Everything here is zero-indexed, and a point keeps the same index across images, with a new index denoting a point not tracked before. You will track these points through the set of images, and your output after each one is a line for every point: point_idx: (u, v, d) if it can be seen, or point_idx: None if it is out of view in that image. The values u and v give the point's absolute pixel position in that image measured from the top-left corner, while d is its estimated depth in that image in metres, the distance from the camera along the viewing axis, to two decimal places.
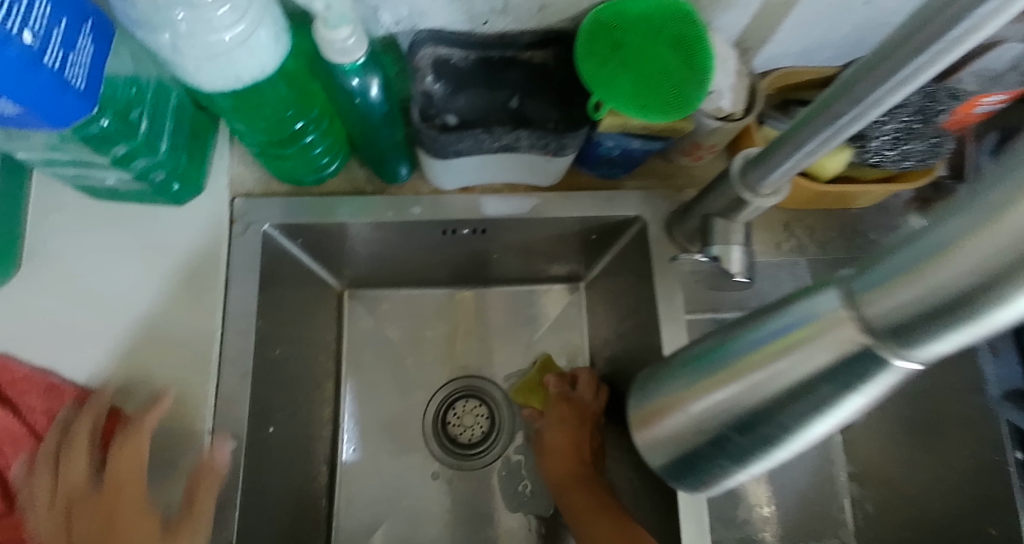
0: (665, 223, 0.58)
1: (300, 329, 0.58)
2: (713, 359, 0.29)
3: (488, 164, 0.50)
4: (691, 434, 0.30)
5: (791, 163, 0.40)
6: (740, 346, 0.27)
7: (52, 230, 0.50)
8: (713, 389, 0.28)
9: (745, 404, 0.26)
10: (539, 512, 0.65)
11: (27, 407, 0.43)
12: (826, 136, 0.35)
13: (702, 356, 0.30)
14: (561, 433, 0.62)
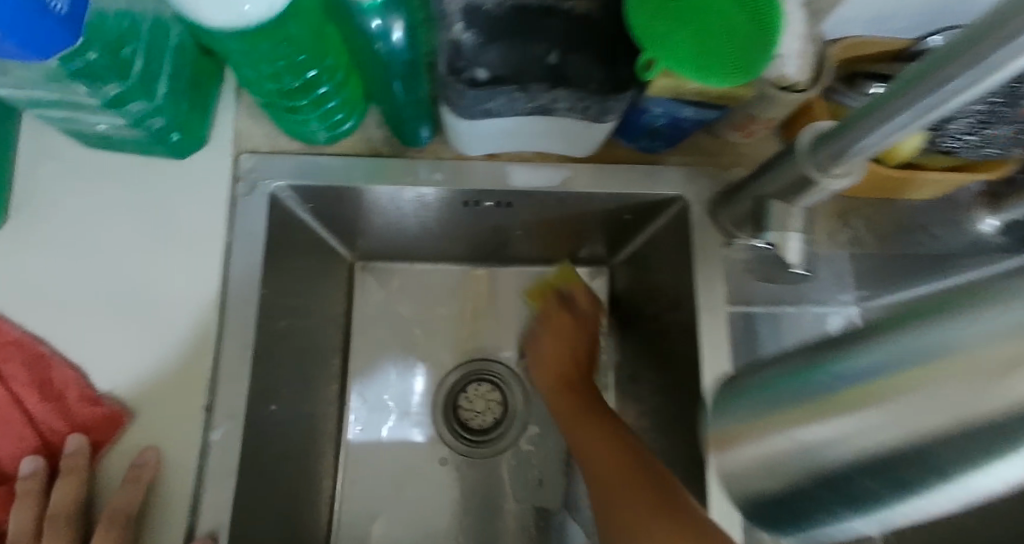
0: (709, 205, 0.53)
1: (307, 301, 0.54)
2: (787, 392, 0.18)
3: (520, 128, 0.45)
4: (760, 485, 0.18)
5: (867, 142, 0.34)
6: (850, 371, 0.17)
7: (44, 183, 0.46)
8: (831, 416, 0.16)
9: (894, 444, 0.15)
10: (550, 506, 0.61)
11: (10, 375, 0.40)
12: (916, 115, 0.29)
13: (760, 387, 0.19)
14: (556, 339, 0.59)
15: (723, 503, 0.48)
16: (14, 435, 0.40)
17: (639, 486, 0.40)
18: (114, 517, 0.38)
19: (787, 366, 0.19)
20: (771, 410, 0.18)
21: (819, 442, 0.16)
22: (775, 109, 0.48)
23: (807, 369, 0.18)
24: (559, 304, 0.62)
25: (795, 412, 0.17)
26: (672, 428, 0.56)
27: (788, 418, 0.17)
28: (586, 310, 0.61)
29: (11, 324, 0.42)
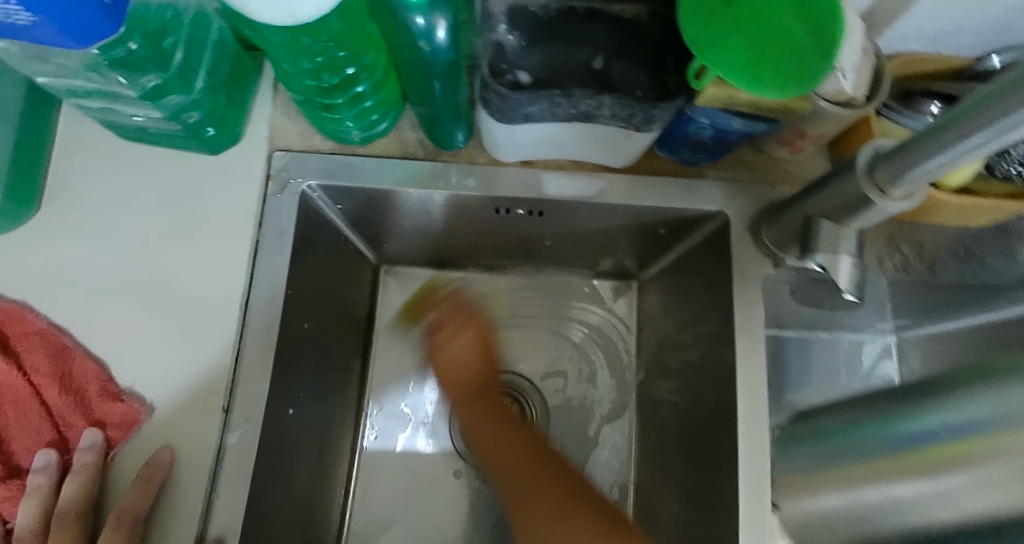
0: (751, 223, 0.51)
1: (331, 303, 0.53)
2: (849, 437, 0.34)
3: (560, 135, 0.43)
4: None
5: (934, 166, 0.32)
6: (925, 431, 0.27)
7: (77, 173, 0.46)
8: None
9: None
10: None
11: (32, 366, 0.40)
12: (985, 137, 0.27)
13: (822, 436, 0.37)
14: (456, 346, 0.57)
15: (756, 537, 0.45)
16: (31, 428, 0.39)
17: (562, 487, 0.43)
18: (122, 516, 0.37)
19: (846, 414, 0.36)
20: (861, 463, 0.32)
21: (919, 510, 0.28)
22: (827, 125, 0.46)
23: (892, 417, 0.31)
24: (438, 312, 0.61)
25: (877, 467, 0.31)
26: (700, 453, 0.53)
27: (871, 469, 0.31)
28: (450, 316, 0.60)
29: (35, 315, 0.42)
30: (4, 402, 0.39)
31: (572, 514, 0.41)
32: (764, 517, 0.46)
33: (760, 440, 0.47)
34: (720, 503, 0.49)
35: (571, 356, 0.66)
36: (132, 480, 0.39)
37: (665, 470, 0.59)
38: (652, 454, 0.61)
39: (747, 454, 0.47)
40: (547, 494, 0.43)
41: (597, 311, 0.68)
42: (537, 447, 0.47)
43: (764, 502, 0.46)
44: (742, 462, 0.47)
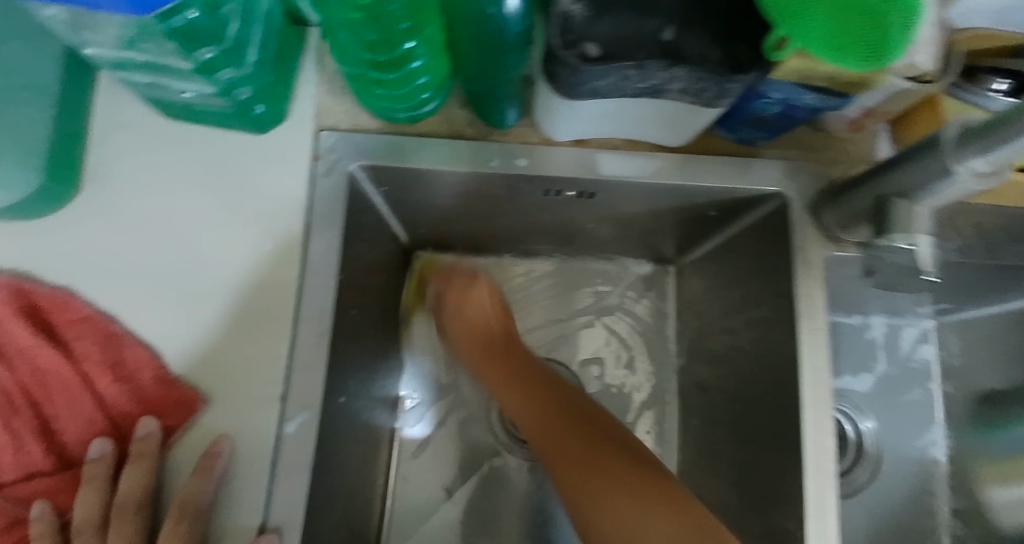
0: (811, 205, 0.50)
1: (374, 290, 0.52)
2: None
3: (623, 111, 0.42)
4: None
5: (1016, 142, 0.30)
6: None
7: (118, 153, 0.44)
8: None
9: None
10: None
11: (82, 354, 0.38)
12: None
13: None
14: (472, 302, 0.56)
15: (819, 525, 0.44)
16: (82, 418, 0.38)
17: (611, 464, 0.40)
18: (185, 506, 0.36)
19: None
20: None
21: None
22: (896, 101, 0.44)
23: None
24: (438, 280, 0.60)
25: None
26: (756, 440, 0.52)
27: None
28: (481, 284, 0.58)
29: (82, 301, 0.40)
30: (52, 391, 0.38)
31: (619, 478, 0.39)
32: (826, 503, 0.44)
33: (821, 426, 0.46)
34: (780, 491, 0.48)
35: (611, 343, 0.64)
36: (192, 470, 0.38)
37: (711, 458, 0.58)
38: (696, 441, 0.60)
39: (811, 437, 0.46)
40: (604, 473, 0.40)
41: (637, 296, 0.66)
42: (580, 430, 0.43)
43: (828, 486, 0.45)
44: (807, 442, 0.46)
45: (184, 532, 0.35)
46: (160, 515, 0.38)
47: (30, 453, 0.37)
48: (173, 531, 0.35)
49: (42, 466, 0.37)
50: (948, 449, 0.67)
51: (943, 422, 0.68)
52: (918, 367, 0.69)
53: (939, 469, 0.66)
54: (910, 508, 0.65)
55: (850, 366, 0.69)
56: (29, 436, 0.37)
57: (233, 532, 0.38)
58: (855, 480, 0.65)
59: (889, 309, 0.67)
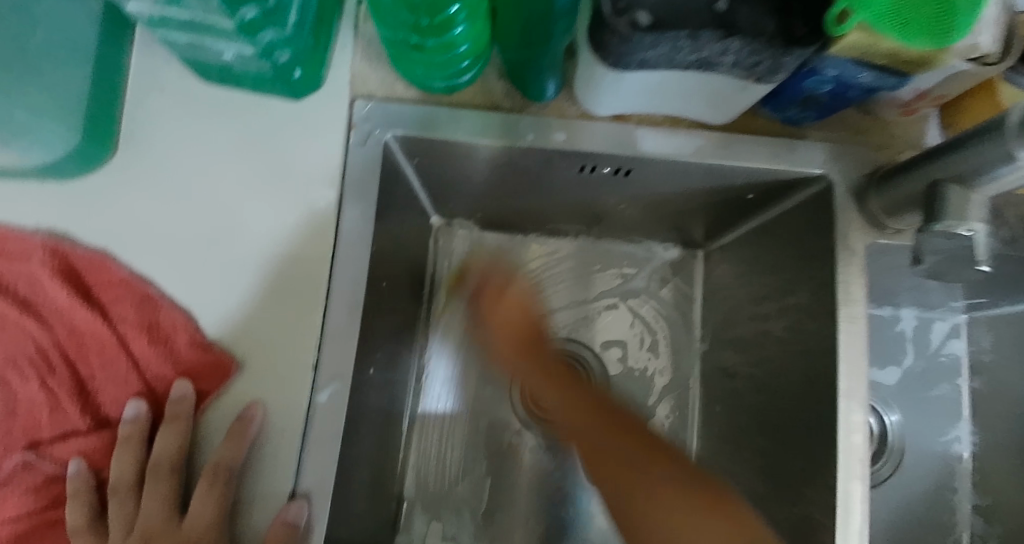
0: (854, 189, 0.48)
1: (402, 264, 0.51)
2: None
3: (670, 85, 0.40)
4: None
5: None
6: None
7: (154, 115, 0.43)
8: None
9: None
10: None
11: (118, 316, 0.39)
12: None
13: None
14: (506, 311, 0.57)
15: (844, 515, 0.43)
16: (118, 379, 0.38)
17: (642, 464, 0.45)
18: (218, 469, 0.36)
19: None
20: None
21: None
22: (952, 86, 0.42)
23: None
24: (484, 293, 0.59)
25: None
26: (784, 429, 0.51)
27: None
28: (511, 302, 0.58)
29: (118, 263, 0.40)
30: (88, 353, 0.38)
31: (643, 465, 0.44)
32: (853, 495, 0.44)
33: (852, 418, 0.45)
34: (809, 481, 0.47)
35: (637, 326, 0.63)
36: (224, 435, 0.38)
37: (734, 445, 0.57)
38: (718, 427, 0.59)
39: (841, 435, 0.45)
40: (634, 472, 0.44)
41: (664, 280, 0.65)
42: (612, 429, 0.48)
43: (855, 479, 0.44)
44: (839, 437, 0.45)
45: (217, 494, 0.36)
46: (193, 476, 0.39)
47: (67, 412, 0.37)
48: (207, 492, 0.36)
49: (78, 425, 0.37)
50: (972, 446, 0.65)
51: (968, 419, 0.66)
52: (946, 362, 0.68)
53: (962, 465, 0.65)
54: (931, 503, 0.64)
55: (877, 358, 0.67)
56: (65, 396, 0.37)
57: (263, 497, 0.38)
58: (878, 473, 0.65)
59: (919, 302, 0.66)
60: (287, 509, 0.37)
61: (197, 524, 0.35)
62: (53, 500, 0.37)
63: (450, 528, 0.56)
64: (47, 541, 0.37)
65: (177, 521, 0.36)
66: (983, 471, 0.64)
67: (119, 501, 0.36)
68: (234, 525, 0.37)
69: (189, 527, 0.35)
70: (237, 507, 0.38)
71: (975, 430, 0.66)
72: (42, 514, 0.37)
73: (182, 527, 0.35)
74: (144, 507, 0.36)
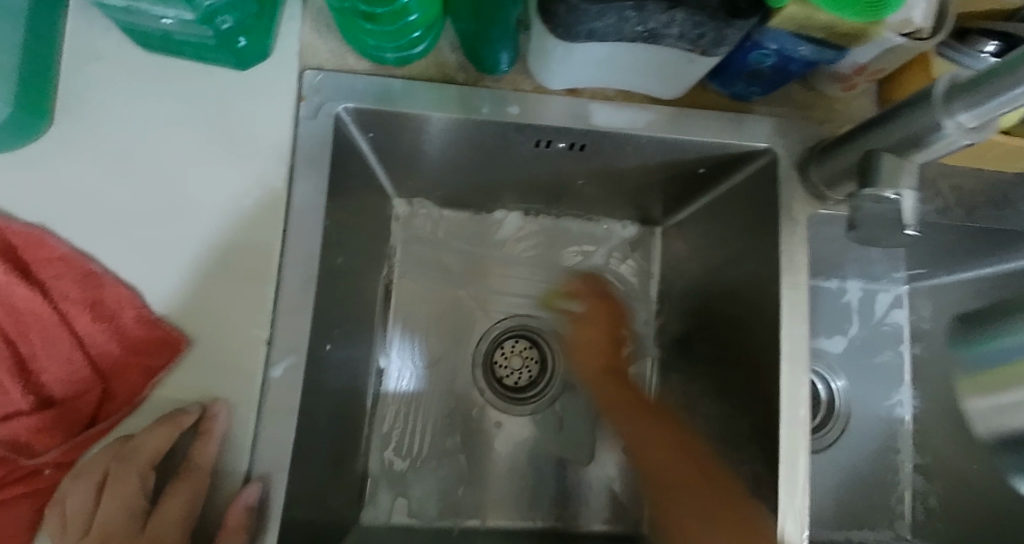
0: (798, 162, 0.50)
1: (359, 240, 0.51)
2: None
3: (619, 56, 0.41)
4: None
5: (1009, 97, 0.30)
6: None
7: (93, 85, 0.42)
8: None
9: None
10: (578, 458, 0.61)
11: (60, 293, 0.37)
12: None
13: None
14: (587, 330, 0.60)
15: (791, 475, 0.46)
16: (63, 359, 0.37)
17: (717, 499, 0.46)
18: (188, 466, 0.36)
19: None
20: None
21: None
22: (888, 60, 0.43)
23: None
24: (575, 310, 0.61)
25: None
26: (732, 393, 0.54)
27: None
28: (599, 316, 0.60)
29: (58, 239, 0.39)
30: (26, 331, 0.37)
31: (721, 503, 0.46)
32: (797, 454, 0.46)
33: (798, 384, 0.47)
34: (756, 442, 0.50)
35: None
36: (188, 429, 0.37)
37: (689, 411, 0.59)
38: (676, 396, 0.61)
39: (789, 400, 0.47)
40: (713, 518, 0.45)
41: (622, 258, 0.67)
42: (680, 450, 0.50)
43: (801, 440, 0.46)
44: (783, 403, 0.47)
45: (184, 484, 0.36)
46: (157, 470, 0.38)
47: (8, 392, 0.35)
48: (175, 489, 0.35)
49: (21, 406, 0.35)
50: (912, 410, 0.69)
51: (909, 385, 0.70)
52: (889, 330, 0.71)
53: (902, 427, 0.69)
54: (875, 464, 0.68)
55: (825, 328, 0.71)
56: (5, 374, 0.35)
57: (222, 475, 0.38)
58: (826, 437, 0.68)
59: (864, 274, 0.69)
60: (245, 492, 0.36)
61: (170, 522, 0.35)
62: None
63: (415, 502, 0.57)
64: None
65: (139, 524, 0.35)
66: (923, 432, 0.68)
67: (80, 491, 0.35)
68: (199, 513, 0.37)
69: (157, 526, 0.34)
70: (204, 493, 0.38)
71: (916, 393, 0.70)
72: None
73: (145, 532, 0.34)
74: (108, 501, 0.35)
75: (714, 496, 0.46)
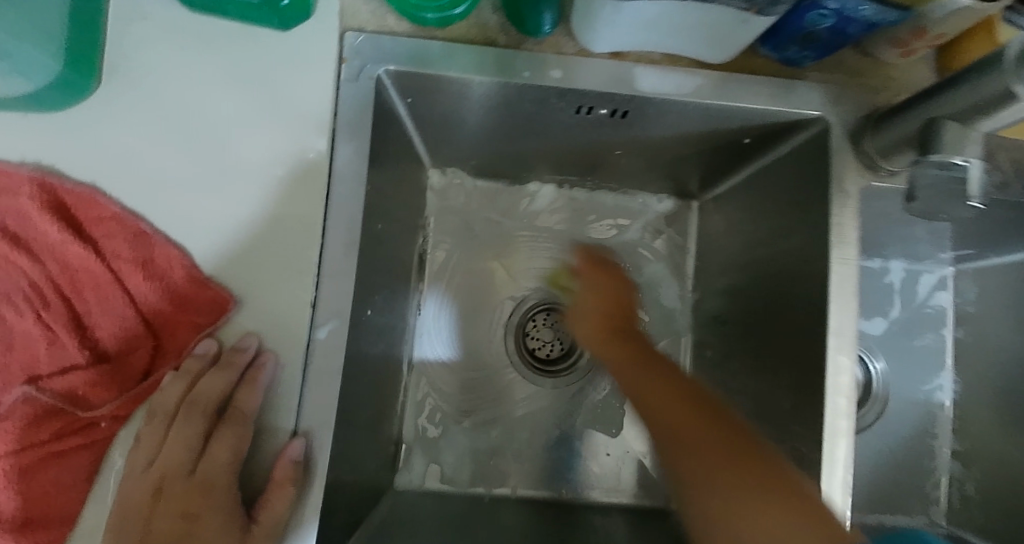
0: (851, 131, 0.48)
1: (396, 208, 0.51)
2: None
3: (669, 16, 0.39)
4: None
5: None
6: None
7: (136, 46, 0.42)
8: None
9: None
10: (608, 431, 0.61)
11: (112, 252, 0.38)
12: None
13: None
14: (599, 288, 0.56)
15: (831, 451, 0.45)
16: (114, 314, 0.38)
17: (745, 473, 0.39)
18: (234, 412, 0.38)
19: None
20: None
21: None
22: (952, 24, 0.40)
23: None
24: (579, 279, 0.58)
25: None
26: (771, 370, 0.53)
27: None
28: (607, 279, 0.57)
29: (108, 199, 0.39)
30: (81, 287, 0.38)
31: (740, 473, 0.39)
32: (839, 430, 0.45)
33: (840, 360, 0.46)
34: (796, 419, 0.49)
35: (630, 274, 0.64)
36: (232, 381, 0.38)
37: (724, 388, 0.59)
38: (710, 372, 0.61)
39: (830, 377, 0.46)
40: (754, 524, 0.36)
41: (657, 232, 0.65)
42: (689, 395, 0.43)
43: (844, 415, 0.45)
44: (827, 376, 0.46)
45: (232, 435, 0.37)
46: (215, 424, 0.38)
47: (65, 347, 0.36)
48: (222, 438, 0.37)
49: (77, 359, 0.36)
50: (954, 394, 0.67)
51: (950, 369, 0.68)
52: (932, 313, 0.69)
53: (943, 412, 0.67)
54: (912, 448, 0.66)
55: (866, 309, 0.68)
56: (62, 328, 0.36)
57: (269, 430, 0.39)
58: (864, 418, 0.66)
59: (908, 253, 0.67)
60: (290, 446, 0.38)
61: (218, 466, 0.36)
62: (56, 432, 0.36)
63: (447, 469, 0.58)
64: (52, 474, 0.35)
65: (190, 465, 0.37)
66: (963, 418, 0.66)
67: (154, 425, 0.37)
68: (247, 463, 0.39)
69: (207, 471, 0.36)
70: (252, 447, 0.39)
71: (957, 378, 0.67)
72: (41, 447, 0.35)
73: (196, 472, 0.37)
74: (168, 446, 0.36)
75: (740, 475, 0.38)
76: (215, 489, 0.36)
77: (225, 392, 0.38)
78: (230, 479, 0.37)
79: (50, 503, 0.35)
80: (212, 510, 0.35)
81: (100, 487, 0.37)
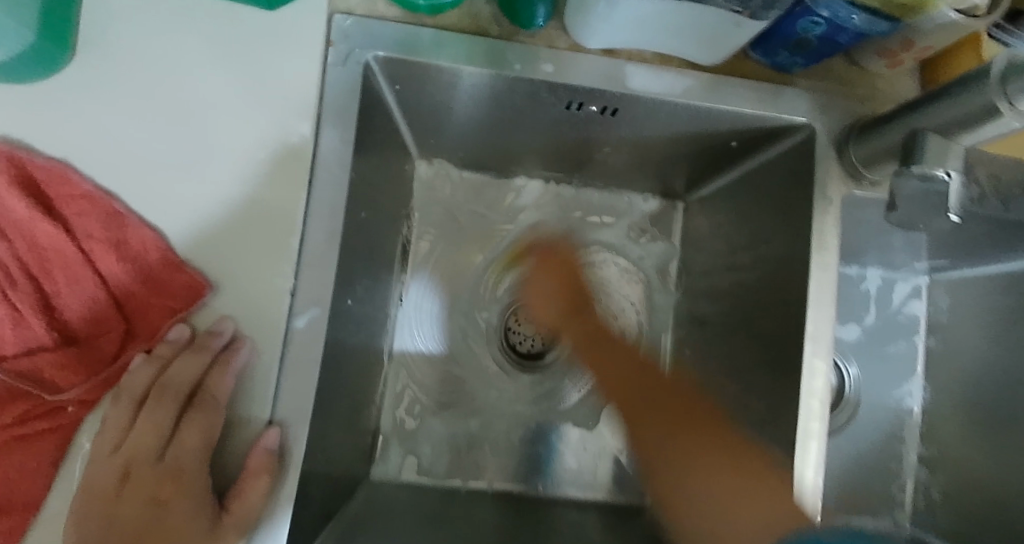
0: (836, 139, 0.49)
1: (381, 197, 0.50)
2: None
3: (661, 16, 0.39)
4: None
5: None
6: None
7: (115, 18, 0.41)
8: None
9: None
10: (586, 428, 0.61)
11: (83, 231, 0.37)
12: None
13: None
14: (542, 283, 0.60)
15: (802, 451, 0.46)
16: (84, 295, 0.36)
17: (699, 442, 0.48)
18: (205, 398, 0.37)
19: None
20: None
21: None
22: (939, 38, 0.41)
23: None
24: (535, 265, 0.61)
25: None
26: (749, 372, 0.53)
27: None
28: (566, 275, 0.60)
29: (81, 177, 0.38)
30: (49, 267, 0.36)
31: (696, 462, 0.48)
32: (811, 428, 0.46)
33: (815, 363, 0.46)
34: (771, 421, 0.49)
35: (613, 271, 0.64)
36: (203, 367, 0.37)
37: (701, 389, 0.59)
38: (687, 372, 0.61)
39: (806, 381, 0.46)
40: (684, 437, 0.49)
41: (642, 232, 0.66)
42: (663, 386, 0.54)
43: (816, 421, 0.46)
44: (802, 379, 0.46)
45: (204, 421, 0.36)
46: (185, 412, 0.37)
47: (30, 326, 0.35)
48: (193, 424, 0.36)
49: (44, 341, 0.35)
50: (922, 401, 0.69)
51: (921, 375, 0.69)
52: (905, 321, 0.70)
53: (911, 418, 0.69)
54: (881, 451, 0.68)
55: (842, 315, 0.70)
56: (28, 309, 0.35)
57: (242, 420, 0.38)
58: (836, 421, 0.67)
59: (884, 262, 0.68)
60: (266, 435, 0.37)
61: (188, 453, 0.36)
62: (20, 416, 0.35)
63: (424, 461, 0.58)
64: (16, 458, 0.34)
65: (159, 451, 0.36)
66: (932, 422, 0.67)
67: (119, 409, 0.36)
68: (219, 452, 0.38)
69: (173, 459, 0.35)
70: (225, 435, 0.38)
71: (927, 385, 0.69)
72: (7, 430, 0.34)
73: (167, 459, 0.35)
74: (136, 432, 0.35)
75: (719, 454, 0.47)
76: (187, 476, 0.35)
77: (197, 376, 0.37)
78: (201, 468, 0.36)
79: (15, 487, 0.34)
80: (182, 497, 0.35)
81: (65, 471, 0.36)
